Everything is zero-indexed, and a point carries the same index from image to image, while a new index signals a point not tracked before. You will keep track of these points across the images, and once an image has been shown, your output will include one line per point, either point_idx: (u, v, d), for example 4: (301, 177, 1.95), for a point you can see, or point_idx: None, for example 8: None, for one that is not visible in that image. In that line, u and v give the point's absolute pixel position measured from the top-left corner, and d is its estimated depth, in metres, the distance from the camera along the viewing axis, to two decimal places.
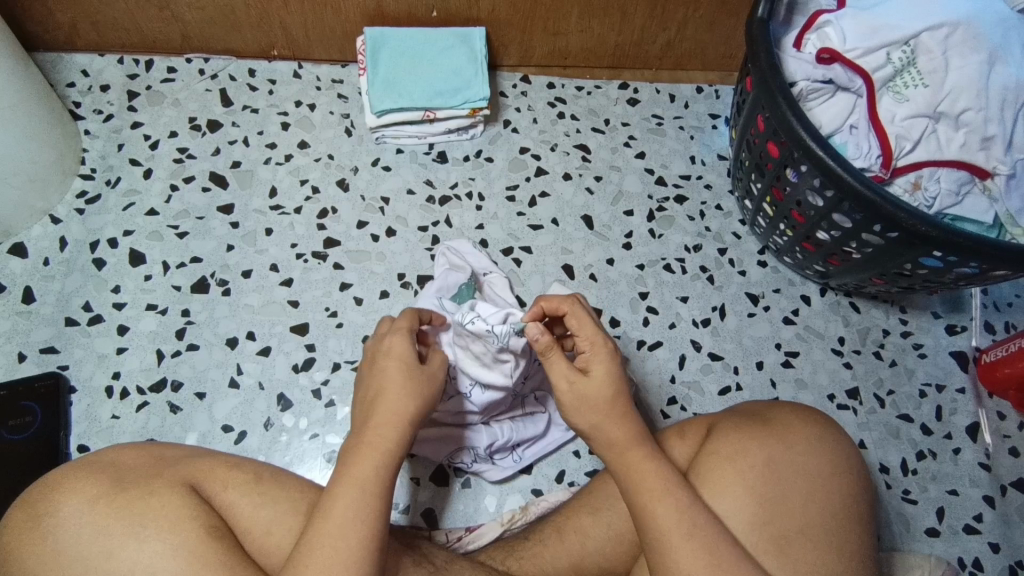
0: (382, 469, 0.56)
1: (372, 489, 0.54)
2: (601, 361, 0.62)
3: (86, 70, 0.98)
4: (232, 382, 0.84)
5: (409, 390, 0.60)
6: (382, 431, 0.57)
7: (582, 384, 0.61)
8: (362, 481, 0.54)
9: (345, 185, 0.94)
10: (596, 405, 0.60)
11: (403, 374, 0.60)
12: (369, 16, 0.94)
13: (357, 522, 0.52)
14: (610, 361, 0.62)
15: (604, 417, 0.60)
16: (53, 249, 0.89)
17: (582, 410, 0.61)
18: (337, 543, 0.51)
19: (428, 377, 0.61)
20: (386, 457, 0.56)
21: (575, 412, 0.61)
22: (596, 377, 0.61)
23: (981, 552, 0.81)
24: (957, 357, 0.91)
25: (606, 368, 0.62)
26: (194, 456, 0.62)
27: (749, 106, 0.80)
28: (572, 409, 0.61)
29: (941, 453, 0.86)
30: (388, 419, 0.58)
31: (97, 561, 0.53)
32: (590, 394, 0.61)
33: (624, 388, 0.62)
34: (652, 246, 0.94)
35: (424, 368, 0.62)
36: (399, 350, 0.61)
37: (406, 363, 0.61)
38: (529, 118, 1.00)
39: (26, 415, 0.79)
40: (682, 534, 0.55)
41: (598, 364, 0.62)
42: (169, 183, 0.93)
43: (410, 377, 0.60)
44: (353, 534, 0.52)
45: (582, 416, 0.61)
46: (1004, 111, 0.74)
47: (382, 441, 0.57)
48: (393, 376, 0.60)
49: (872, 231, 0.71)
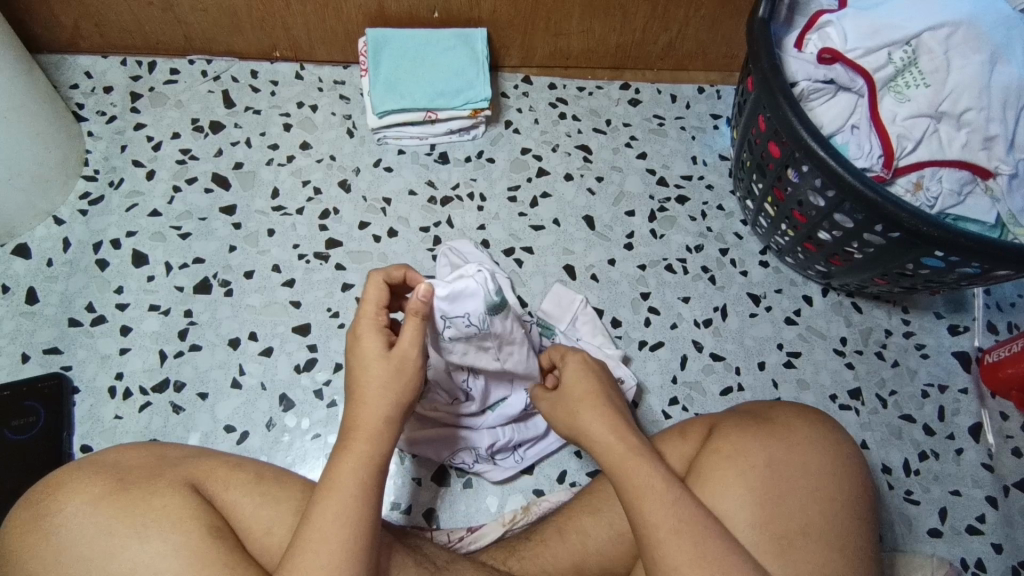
0: (364, 473, 0.55)
1: (357, 495, 0.54)
2: (572, 368, 0.68)
3: (89, 72, 0.99)
4: (234, 382, 0.84)
5: (385, 389, 0.58)
6: (362, 434, 0.57)
7: (557, 395, 0.68)
8: (344, 487, 0.54)
9: (347, 186, 0.95)
10: (575, 402, 0.65)
11: (376, 369, 0.58)
12: (370, 17, 0.94)
13: (341, 529, 0.52)
14: (580, 362, 0.68)
15: (585, 415, 0.63)
16: (57, 250, 0.89)
17: (559, 416, 0.66)
18: (319, 548, 0.51)
19: (399, 363, 0.58)
20: (370, 459, 0.56)
21: (557, 420, 0.67)
22: (569, 383, 0.67)
23: (984, 553, 0.81)
24: (960, 357, 0.91)
25: (575, 368, 0.67)
26: (195, 456, 0.63)
27: (749, 107, 0.81)
28: (555, 420, 0.67)
29: (944, 453, 0.86)
30: (367, 423, 0.57)
31: (98, 561, 0.54)
32: (569, 395, 0.66)
33: (597, 383, 0.66)
34: (654, 246, 0.94)
35: (391, 356, 0.58)
36: (367, 347, 0.59)
37: (376, 357, 0.58)
38: (531, 119, 1.00)
39: (29, 415, 0.79)
40: (670, 528, 0.55)
41: (569, 369, 0.67)
42: (172, 184, 0.94)
43: (381, 370, 0.58)
44: (336, 538, 0.52)
45: (562, 424, 0.66)
46: (1006, 112, 0.74)
47: (364, 447, 0.56)
48: (369, 378, 0.58)
49: (873, 232, 0.71)
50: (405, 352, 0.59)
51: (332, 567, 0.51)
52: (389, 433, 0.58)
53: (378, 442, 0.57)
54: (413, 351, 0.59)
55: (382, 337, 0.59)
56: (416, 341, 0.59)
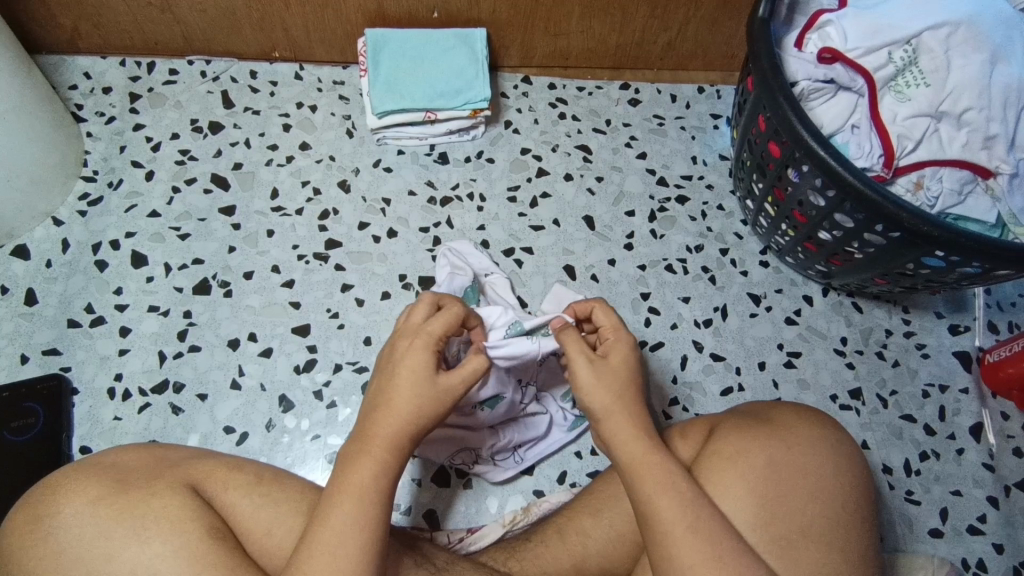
0: (382, 476, 0.55)
1: (373, 498, 0.54)
2: (620, 351, 0.63)
3: (88, 72, 0.99)
4: (234, 383, 0.84)
5: (418, 408, 0.58)
6: (385, 438, 0.57)
7: (602, 364, 0.62)
8: (362, 490, 0.54)
9: (346, 186, 0.95)
10: (609, 387, 0.61)
11: (417, 389, 0.58)
12: (370, 17, 0.94)
13: (358, 532, 0.52)
14: (631, 347, 0.63)
15: (614, 403, 0.60)
16: (55, 251, 0.89)
17: (599, 388, 0.60)
18: (339, 552, 0.51)
19: (441, 393, 0.59)
20: (388, 464, 0.56)
21: (591, 391, 0.60)
22: (614, 364, 0.62)
23: (985, 553, 0.81)
24: (961, 357, 0.91)
25: (624, 352, 0.63)
26: (195, 457, 0.62)
27: (750, 106, 0.80)
28: (587, 390, 0.61)
29: (945, 453, 0.85)
30: (392, 432, 0.57)
31: (98, 563, 0.53)
32: (609, 375, 0.61)
33: (637, 375, 0.62)
34: (654, 246, 0.94)
35: (437, 383, 0.59)
36: (414, 363, 0.59)
37: (421, 375, 0.59)
38: (530, 119, 1.00)
39: (29, 417, 0.79)
40: (685, 527, 0.55)
41: (614, 351, 0.63)
42: (171, 185, 0.93)
43: (418, 391, 0.58)
44: (352, 541, 0.52)
45: (597, 396, 0.60)
46: (1006, 111, 0.74)
47: (386, 451, 0.56)
48: (403, 392, 0.58)
49: (873, 232, 0.71)
50: (451, 383, 0.59)
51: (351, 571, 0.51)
52: (408, 442, 0.58)
53: (397, 450, 0.57)
54: (457, 388, 0.60)
55: (432, 358, 0.59)
56: (464, 380, 0.60)
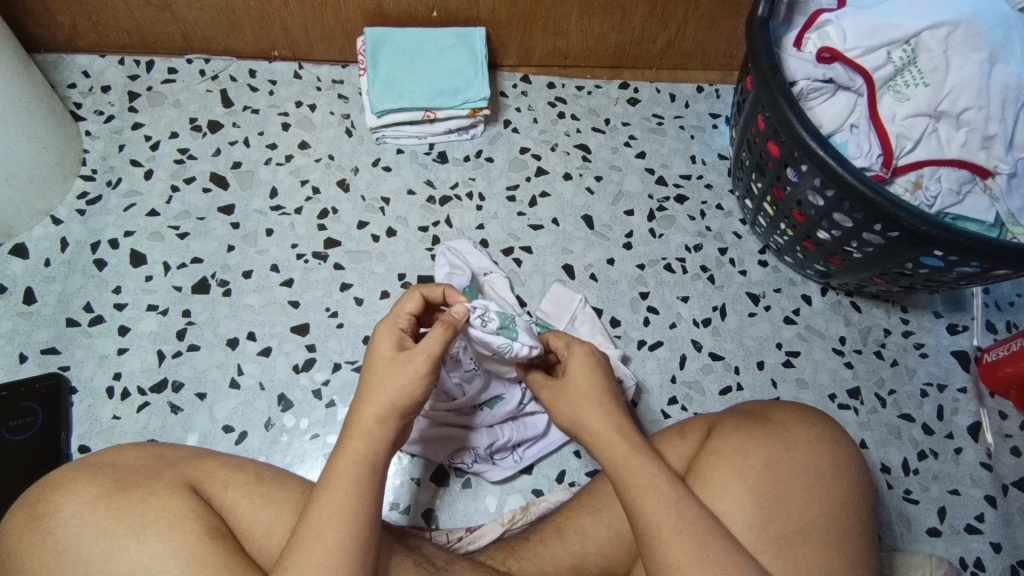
0: (360, 471, 0.55)
1: (350, 492, 0.54)
2: (578, 357, 0.65)
3: (87, 71, 0.98)
4: (232, 382, 0.84)
5: (389, 384, 0.57)
6: (360, 431, 0.56)
7: (560, 382, 0.64)
8: (341, 484, 0.54)
9: (345, 185, 0.94)
10: (580, 398, 0.62)
11: (386, 372, 0.58)
12: (369, 16, 0.94)
13: (336, 526, 0.52)
14: (586, 353, 0.65)
15: (587, 412, 0.61)
16: (54, 250, 0.89)
17: (562, 407, 0.63)
18: (317, 546, 0.51)
19: (406, 363, 0.58)
20: (367, 458, 0.55)
21: (559, 409, 0.64)
22: (575, 374, 0.64)
23: (983, 552, 0.81)
24: (959, 357, 0.91)
25: (580, 360, 0.64)
26: (194, 456, 0.62)
27: (749, 106, 0.80)
28: (554, 411, 0.64)
29: (943, 453, 0.86)
30: (370, 423, 0.57)
31: (97, 563, 0.53)
32: (573, 387, 0.63)
33: (603, 380, 0.63)
34: (652, 245, 0.94)
35: (401, 356, 0.59)
36: (382, 348, 0.60)
37: (386, 357, 0.59)
38: (529, 118, 1.00)
39: (28, 416, 0.79)
40: (671, 529, 0.55)
41: (574, 357, 0.65)
42: (170, 184, 0.93)
43: (385, 371, 0.58)
44: (336, 536, 0.52)
45: (562, 411, 0.63)
46: (1005, 111, 0.74)
47: (361, 448, 0.56)
48: (376, 375, 0.58)
49: (872, 232, 0.71)
50: (414, 356, 0.58)
51: (331, 566, 0.51)
52: (390, 433, 0.57)
53: (377, 442, 0.56)
54: (423, 352, 0.58)
55: (397, 338, 0.60)
56: (427, 349, 0.59)
